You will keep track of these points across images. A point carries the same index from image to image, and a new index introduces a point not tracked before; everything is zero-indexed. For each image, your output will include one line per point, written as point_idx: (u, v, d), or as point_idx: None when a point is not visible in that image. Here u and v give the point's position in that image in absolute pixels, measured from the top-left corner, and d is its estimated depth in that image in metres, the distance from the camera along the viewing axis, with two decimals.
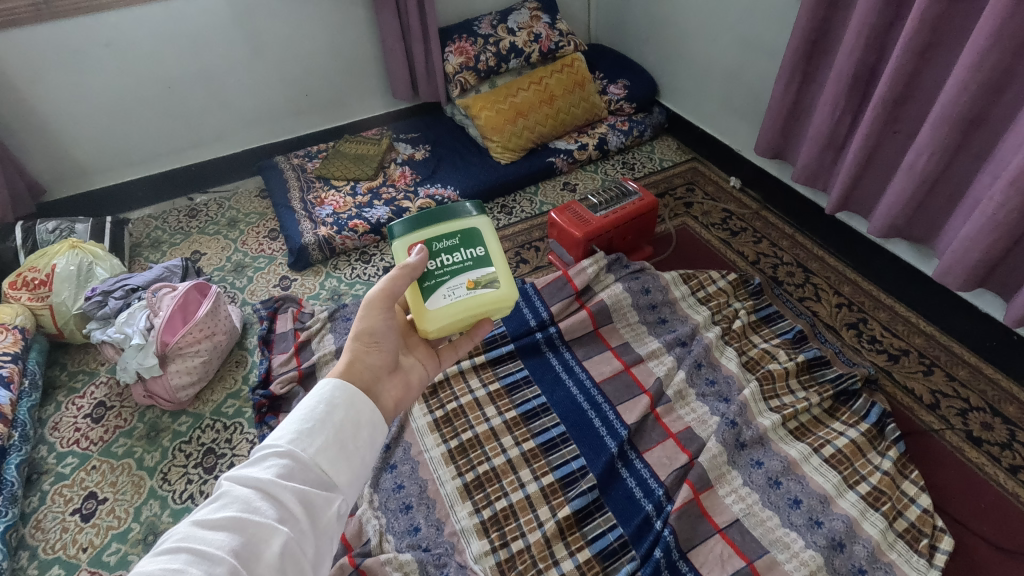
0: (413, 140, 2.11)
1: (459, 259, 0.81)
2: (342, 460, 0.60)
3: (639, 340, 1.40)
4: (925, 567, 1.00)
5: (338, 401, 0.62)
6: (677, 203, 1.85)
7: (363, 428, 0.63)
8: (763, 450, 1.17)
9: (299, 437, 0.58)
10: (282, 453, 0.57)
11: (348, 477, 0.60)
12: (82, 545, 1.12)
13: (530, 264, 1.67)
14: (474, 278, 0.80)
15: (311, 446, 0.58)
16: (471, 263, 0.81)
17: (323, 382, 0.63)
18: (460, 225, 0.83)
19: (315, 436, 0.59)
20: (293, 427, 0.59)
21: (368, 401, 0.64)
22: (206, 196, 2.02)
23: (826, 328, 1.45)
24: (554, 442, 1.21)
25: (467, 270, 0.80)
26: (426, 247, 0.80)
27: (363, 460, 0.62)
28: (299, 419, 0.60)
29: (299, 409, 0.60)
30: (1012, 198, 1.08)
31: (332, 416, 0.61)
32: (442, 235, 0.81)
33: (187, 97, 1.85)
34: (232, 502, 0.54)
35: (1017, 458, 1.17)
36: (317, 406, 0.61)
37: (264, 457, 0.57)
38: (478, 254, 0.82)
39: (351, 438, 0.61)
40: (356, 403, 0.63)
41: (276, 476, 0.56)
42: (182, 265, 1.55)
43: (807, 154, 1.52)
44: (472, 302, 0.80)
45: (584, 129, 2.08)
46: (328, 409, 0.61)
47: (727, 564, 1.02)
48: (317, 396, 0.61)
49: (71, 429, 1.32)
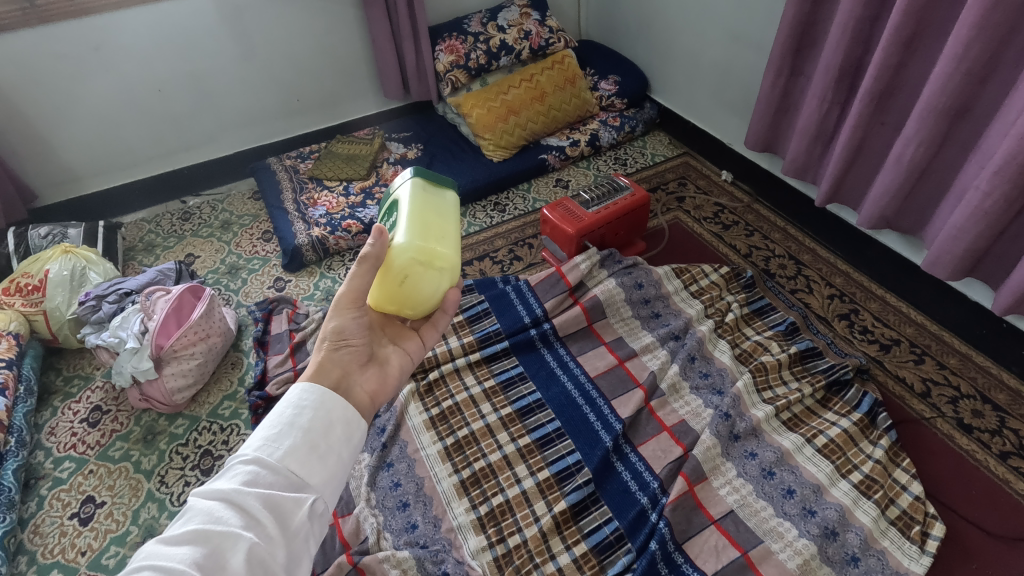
0: (405, 139, 2.11)
1: None
2: (313, 461, 0.58)
3: (633, 335, 1.41)
4: (917, 554, 1.02)
5: (306, 403, 0.61)
6: (669, 198, 1.86)
7: (335, 428, 0.61)
8: (757, 441, 1.18)
9: (266, 443, 0.57)
10: (249, 461, 0.56)
11: (321, 477, 0.58)
12: (81, 549, 1.13)
13: (523, 261, 1.68)
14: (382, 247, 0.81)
15: (278, 450, 0.57)
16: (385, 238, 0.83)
17: (293, 385, 0.63)
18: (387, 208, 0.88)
19: (282, 440, 0.58)
20: (260, 434, 0.58)
21: (340, 399, 0.63)
22: (199, 199, 2.02)
23: (818, 319, 1.46)
24: (550, 437, 1.22)
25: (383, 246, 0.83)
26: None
27: (337, 459, 0.60)
28: (266, 426, 0.59)
29: (268, 416, 0.60)
30: (999, 186, 1.09)
31: (300, 419, 0.60)
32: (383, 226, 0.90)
33: (178, 100, 1.85)
34: (196, 515, 0.53)
35: (1007, 445, 1.18)
36: (284, 411, 0.60)
37: (231, 466, 0.56)
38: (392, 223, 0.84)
39: (322, 438, 0.60)
40: (325, 403, 0.62)
41: (241, 484, 0.55)
42: (175, 268, 1.55)
43: (796, 147, 1.53)
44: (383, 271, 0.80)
45: (576, 125, 2.09)
46: (296, 412, 0.60)
47: (721, 555, 1.03)
48: (285, 400, 0.61)
49: (68, 434, 1.32)
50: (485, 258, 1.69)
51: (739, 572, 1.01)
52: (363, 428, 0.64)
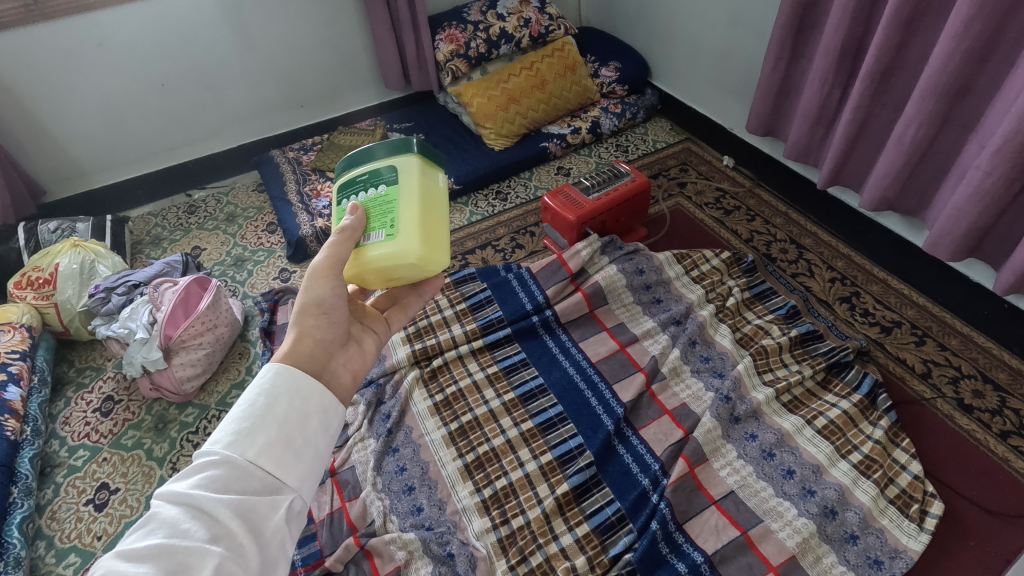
0: (406, 129, 2.11)
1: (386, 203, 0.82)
2: (288, 458, 0.59)
3: (635, 320, 1.42)
4: (916, 531, 1.03)
5: (279, 392, 0.61)
6: (670, 183, 1.86)
7: (310, 420, 0.62)
8: (757, 423, 1.19)
9: (236, 440, 0.58)
10: (217, 462, 0.56)
11: (296, 474, 0.59)
12: (97, 533, 1.16)
13: (525, 249, 1.69)
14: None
15: (250, 450, 0.57)
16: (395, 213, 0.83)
17: (265, 370, 0.63)
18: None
19: (255, 436, 0.58)
20: (228, 431, 0.58)
21: (314, 388, 0.64)
22: (205, 192, 2.04)
23: (819, 303, 1.46)
24: (552, 421, 1.23)
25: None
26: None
27: (311, 453, 0.61)
28: (236, 419, 0.59)
29: (238, 409, 0.59)
30: (999, 165, 1.09)
31: (274, 411, 0.60)
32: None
33: (181, 94, 1.86)
34: (158, 528, 0.52)
35: (1008, 424, 1.19)
36: (256, 401, 0.60)
37: (197, 470, 0.56)
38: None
39: (297, 432, 0.61)
40: (300, 393, 0.62)
41: (208, 490, 0.55)
42: (182, 260, 1.56)
43: (797, 131, 1.52)
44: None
45: (577, 113, 2.09)
46: (268, 402, 0.60)
47: (722, 534, 1.05)
48: (257, 390, 0.61)
49: (82, 423, 1.35)
50: (488, 247, 1.70)
51: (738, 551, 1.03)
52: (339, 417, 0.66)
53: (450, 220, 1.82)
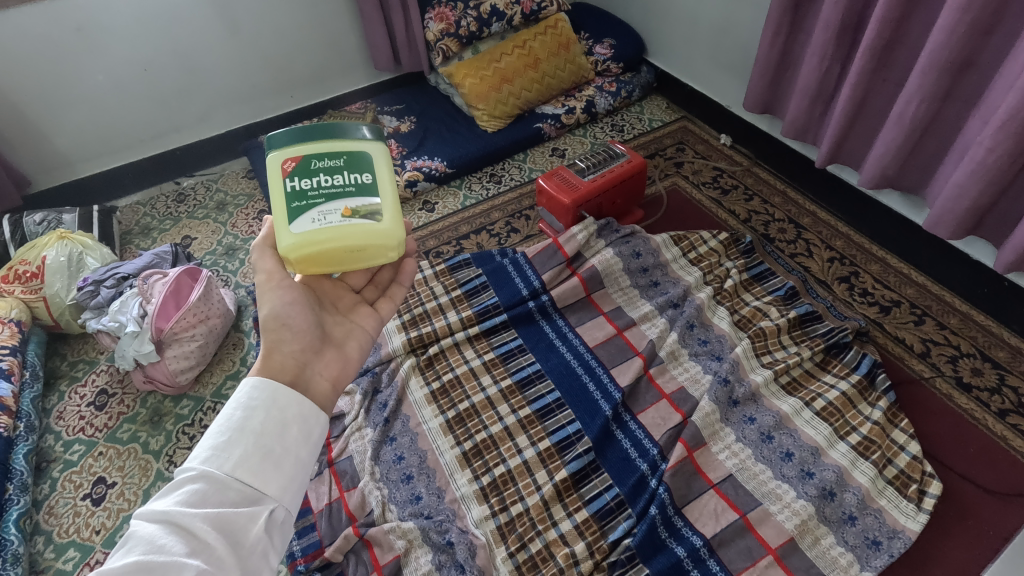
0: (397, 112, 2.07)
1: (340, 181, 0.76)
2: (267, 468, 0.59)
3: (632, 304, 1.40)
4: (914, 512, 1.03)
5: (256, 404, 0.62)
6: (667, 163, 1.83)
7: (290, 428, 0.63)
8: (756, 406, 1.19)
9: (214, 453, 0.58)
10: (194, 477, 0.56)
11: (276, 484, 0.59)
12: (95, 528, 1.16)
13: (520, 233, 1.66)
14: (354, 205, 0.76)
15: (227, 462, 0.58)
16: (353, 188, 0.76)
17: (244, 384, 0.63)
18: (351, 148, 0.77)
19: (232, 448, 0.58)
20: (206, 446, 0.58)
21: (291, 396, 0.64)
22: (193, 179, 2.01)
23: (817, 283, 1.44)
24: (550, 407, 1.23)
25: (346, 196, 0.75)
26: (302, 163, 0.75)
27: (292, 463, 0.61)
28: (214, 433, 0.59)
29: (216, 422, 0.60)
30: (1002, 142, 1.07)
31: (251, 421, 0.61)
32: (323, 153, 0.76)
33: (166, 80, 1.81)
34: (136, 545, 0.52)
35: (1006, 402, 1.19)
36: (234, 415, 0.61)
37: (175, 486, 0.56)
38: (364, 180, 0.77)
39: (276, 441, 0.61)
40: (277, 402, 0.63)
41: (186, 504, 0.55)
42: (171, 251, 1.54)
43: (796, 108, 1.49)
44: (345, 232, 0.75)
45: (571, 92, 2.04)
46: (246, 414, 0.61)
47: (721, 517, 1.05)
48: (235, 402, 0.61)
49: (76, 417, 1.34)
50: (482, 231, 1.68)
51: (738, 534, 1.03)
52: (322, 423, 0.66)
53: (444, 204, 1.79)
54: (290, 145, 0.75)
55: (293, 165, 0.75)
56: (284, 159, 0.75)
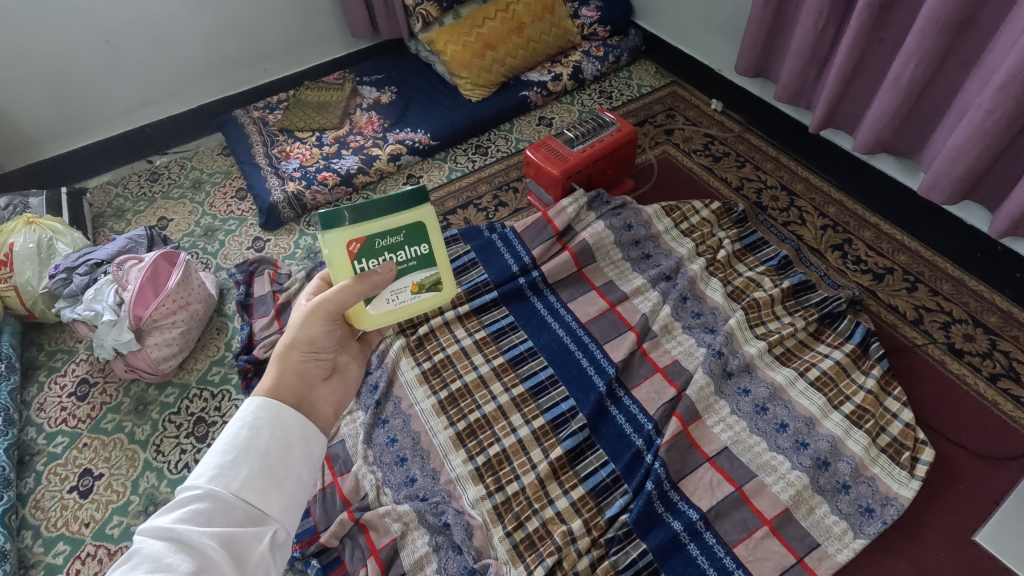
0: (377, 82, 2.00)
1: (404, 258, 0.79)
2: (271, 488, 0.63)
3: (624, 277, 1.38)
4: (906, 479, 1.04)
5: (261, 424, 0.66)
6: (657, 131, 1.78)
7: (292, 449, 0.67)
8: (750, 378, 1.18)
9: (221, 472, 0.61)
10: (202, 495, 0.59)
11: (278, 504, 0.64)
12: (84, 520, 1.14)
13: (509, 206, 1.62)
14: (420, 281, 0.82)
15: (235, 481, 0.61)
16: (416, 263, 0.80)
17: (248, 405, 0.67)
18: (410, 220, 0.77)
19: (239, 468, 0.62)
20: (212, 464, 0.62)
21: (295, 419, 0.68)
22: (166, 157, 1.92)
23: (811, 252, 1.43)
24: (543, 385, 1.21)
25: (410, 272, 0.81)
26: (367, 246, 0.76)
27: (293, 482, 0.66)
28: (220, 452, 0.63)
29: (222, 441, 0.63)
30: (1002, 103, 1.04)
31: (256, 442, 0.64)
32: (384, 232, 0.76)
33: (130, 52, 1.72)
34: (144, 561, 0.54)
35: (997, 367, 1.19)
36: (239, 433, 0.64)
37: (180, 504, 0.59)
38: (424, 252, 0.80)
39: (279, 462, 0.65)
40: (281, 424, 0.67)
41: (194, 522, 0.58)
42: (146, 234, 1.48)
43: (790, 70, 1.45)
44: (414, 304, 0.84)
45: (557, 57, 1.97)
46: (252, 434, 0.64)
47: (716, 491, 1.06)
48: (240, 423, 0.65)
49: (58, 409, 1.31)
50: (470, 206, 1.64)
51: (734, 506, 1.04)
52: (320, 446, 0.71)
53: (429, 178, 1.74)
54: (351, 229, 0.74)
55: (358, 247, 0.76)
56: (348, 244, 0.75)
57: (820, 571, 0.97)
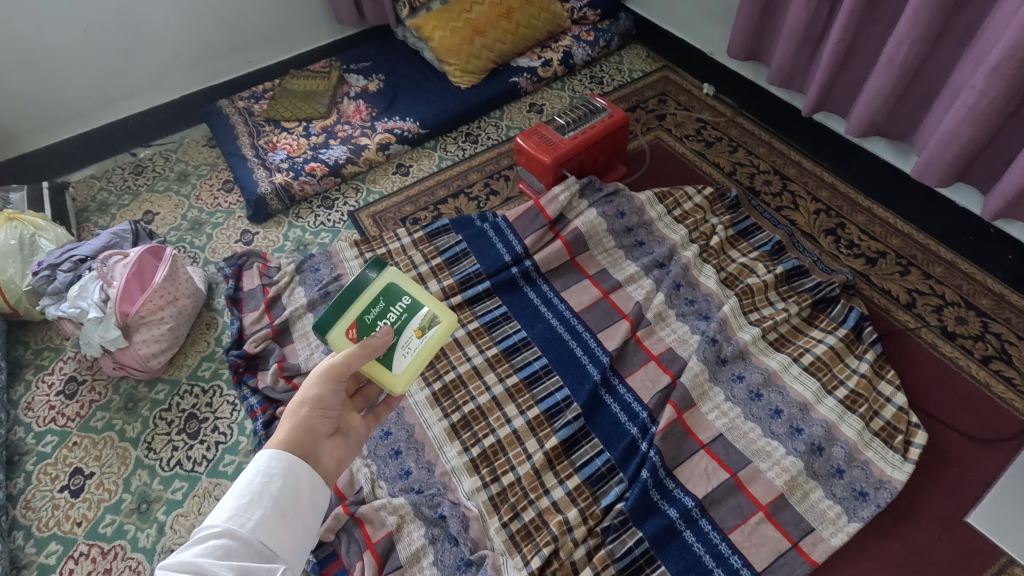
0: (364, 70, 1.96)
1: (394, 316, 0.87)
2: (282, 530, 0.67)
3: (617, 265, 1.37)
4: (900, 462, 1.04)
5: (275, 471, 0.69)
6: (649, 116, 1.76)
7: (302, 495, 0.70)
8: (744, 364, 1.18)
9: (237, 513, 0.65)
10: (220, 533, 0.63)
11: (288, 546, 0.67)
12: (76, 520, 1.13)
13: (500, 195, 1.61)
14: (419, 324, 0.88)
15: (250, 522, 0.65)
16: (406, 314, 0.87)
17: (263, 452, 0.71)
18: (378, 289, 0.86)
19: (253, 510, 0.66)
20: (229, 506, 0.65)
21: (305, 467, 0.72)
22: (150, 149, 1.88)
23: (804, 237, 1.42)
24: (537, 375, 1.21)
25: (407, 322, 0.87)
26: (360, 323, 0.85)
27: (302, 526, 0.69)
28: (237, 495, 0.66)
29: (240, 484, 0.67)
30: (996, 84, 1.03)
31: (270, 486, 0.68)
32: (366, 306, 0.85)
33: (109, 41, 1.67)
34: None
35: (990, 349, 1.20)
36: (254, 480, 0.68)
37: (200, 541, 0.62)
38: (407, 302, 0.88)
39: (290, 506, 0.69)
40: (293, 471, 0.70)
41: (213, 557, 0.62)
42: (131, 229, 1.45)
43: (782, 53, 1.43)
44: (427, 347, 0.89)
45: (547, 42, 1.94)
46: (266, 480, 0.68)
47: (712, 477, 1.06)
48: (256, 468, 0.69)
49: (46, 408, 1.29)
50: (460, 195, 1.62)
51: (729, 493, 1.04)
52: (327, 494, 0.74)
53: (419, 167, 1.71)
54: (340, 318, 0.84)
55: (355, 329, 0.84)
56: (347, 331, 0.84)
57: (815, 555, 0.97)
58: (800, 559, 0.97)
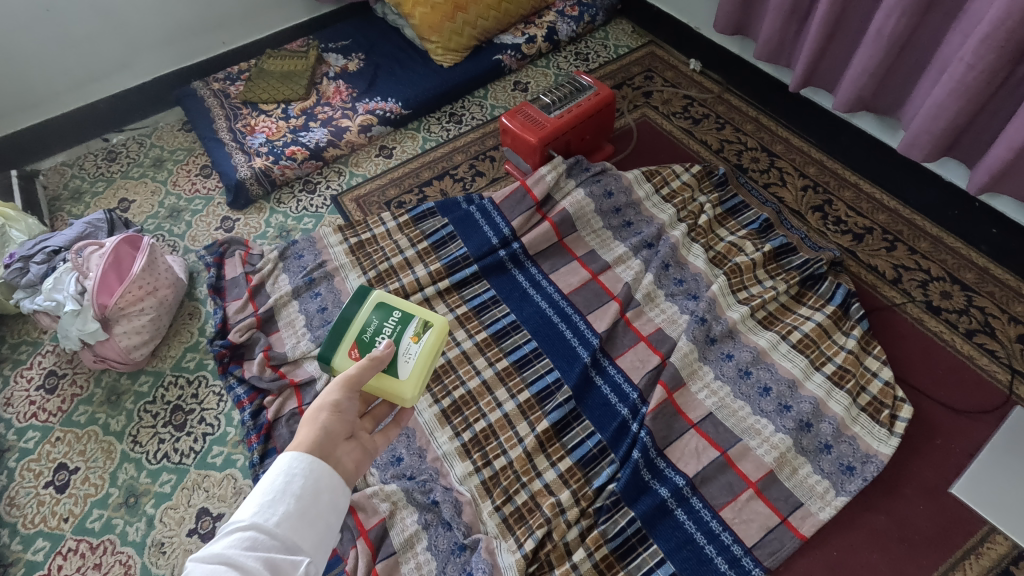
0: (344, 49, 1.91)
1: (389, 330, 0.91)
2: (304, 526, 0.65)
3: (605, 246, 1.35)
4: (886, 436, 1.06)
5: (297, 471, 0.68)
6: (635, 93, 1.74)
7: (323, 493, 0.69)
8: (733, 343, 1.18)
9: (262, 508, 0.64)
10: (246, 526, 0.62)
11: (312, 542, 0.66)
12: (63, 515, 1.11)
13: (486, 176, 1.58)
14: (414, 331, 0.91)
15: (274, 515, 0.64)
16: (399, 324, 0.91)
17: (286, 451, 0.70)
18: (369, 309, 0.93)
19: (277, 505, 0.65)
20: (255, 502, 0.65)
21: (326, 467, 0.71)
22: (124, 134, 1.82)
23: (792, 214, 1.42)
24: (527, 358, 1.20)
25: (401, 331, 0.91)
26: (359, 344, 0.91)
27: (325, 523, 0.68)
28: (261, 492, 0.66)
29: (264, 482, 0.67)
30: (985, 57, 1.02)
31: (293, 484, 0.67)
32: (362, 327, 0.91)
33: (74, 21, 1.59)
34: None
35: (974, 322, 1.21)
36: (278, 479, 0.67)
37: (227, 534, 0.62)
38: (398, 313, 0.93)
39: (312, 503, 0.67)
40: (314, 469, 0.69)
41: (241, 548, 0.60)
42: (106, 218, 1.41)
43: (769, 27, 1.41)
44: (426, 351, 0.91)
45: (531, 18, 1.88)
46: (288, 478, 0.67)
47: (702, 456, 1.07)
48: (279, 468, 0.68)
49: (26, 403, 1.26)
50: (446, 177, 1.59)
51: (719, 471, 1.05)
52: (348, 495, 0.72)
53: (403, 149, 1.68)
54: (340, 345, 0.90)
55: (356, 351, 0.90)
56: (348, 352, 0.90)
57: (804, 530, 0.99)
58: (789, 534, 0.99)
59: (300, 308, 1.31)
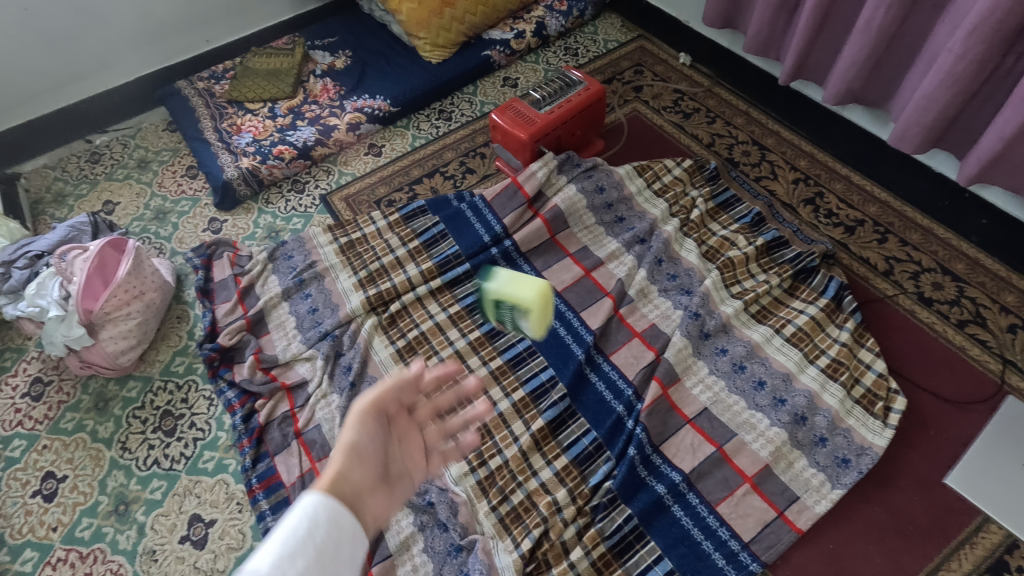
0: (331, 46, 1.88)
1: (497, 304, 1.08)
2: None
3: (598, 242, 1.35)
4: (880, 428, 1.06)
5: (320, 516, 0.57)
6: (626, 88, 1.73)
7: (342, 545, 0.58)
8: (727, 337, 1.18)
9: (280, 559, 0.52)
10: None
11: None
12: (51, 525, 1.09)
13: (476, 173, 1.57)
14: (519, 310, 1.06)
15: (294, 569, 0.52)
16: (504, 302, 1.06)
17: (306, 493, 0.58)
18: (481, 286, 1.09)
19: (297, 556, 0.53)
20: (270, 553, 0.53)
21: (349, 514, 0.60)
22: (107, 135, 1.79)
23: (783, 207, 1.42)
24: (521, 356, 1.20)
25: (507, 306, 1.06)
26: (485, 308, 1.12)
27: None
28: (279, 538, 0.54)
29: (283, 528, 0.55)
30: (974, 48, 1.02)
31: (315, 532, 0.56)
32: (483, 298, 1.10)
33: (53, 19, 1.56)
34: None
35: (965, 313, 1.21)
36: (300, 526, 0.56)
37: None
38: (501, 295, 1.06)
39: (332, 556, 0.56)
40: (338, 516, 0.58)
41: None
42: (90, 221, 1.38)
43: (758, 20, 1.41)
44: (533, 320, 1.05)
45: (519, 13, 1.87)
46: (310, 525, 0.56)
47: (698, 452, 1.06)
48: (302, 512, 0.56)
49: (11, 411, 1.24)
50: (436, 174, 1.57)
51: (715, 466, 1.05)
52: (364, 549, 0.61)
53: (392, 147, 1.66)
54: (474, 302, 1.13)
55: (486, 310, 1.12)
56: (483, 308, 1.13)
57: (800, 523, 0.99)
58: (786, 528, 0.99)
59: (291, 309, 1.29)
